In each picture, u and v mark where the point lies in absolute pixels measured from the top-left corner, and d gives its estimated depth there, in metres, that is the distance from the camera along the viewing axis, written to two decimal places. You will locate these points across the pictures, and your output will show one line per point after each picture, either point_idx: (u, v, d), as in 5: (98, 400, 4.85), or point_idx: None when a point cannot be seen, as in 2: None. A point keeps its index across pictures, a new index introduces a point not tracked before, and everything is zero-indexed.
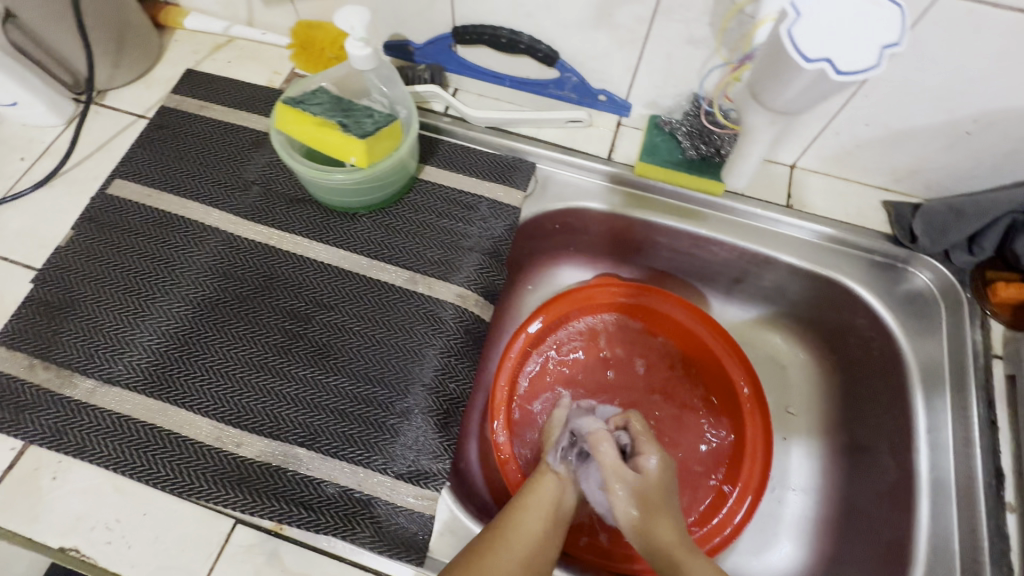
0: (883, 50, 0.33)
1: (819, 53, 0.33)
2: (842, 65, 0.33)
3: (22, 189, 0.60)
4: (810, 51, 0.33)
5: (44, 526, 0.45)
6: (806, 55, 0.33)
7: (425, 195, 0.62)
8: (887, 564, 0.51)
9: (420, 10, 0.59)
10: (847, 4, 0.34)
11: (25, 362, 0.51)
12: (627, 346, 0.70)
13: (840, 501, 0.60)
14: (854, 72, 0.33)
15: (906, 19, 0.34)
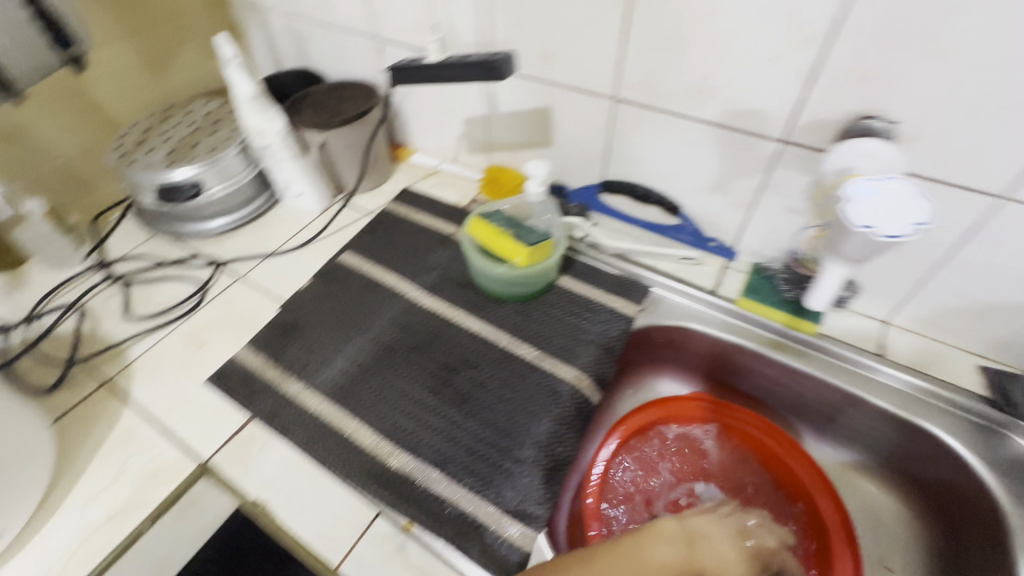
0: (915, 226, 0.48)
1: (866, 222, 0.49)
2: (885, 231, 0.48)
3: (286, 248, 0.86)
4: (860, 220, 0.49)
5: (249, 479, 0.60)
6: (857, 222, 0.49)
7: (559, 296, 0.78)
8: None
9: (580, 167, 0.82)
10: (892, 194, 0.50)
11: (261, 361, 0.71)
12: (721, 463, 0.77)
13: None
14: (896, 235, 0.48)
15: (932, 208, 0.49)
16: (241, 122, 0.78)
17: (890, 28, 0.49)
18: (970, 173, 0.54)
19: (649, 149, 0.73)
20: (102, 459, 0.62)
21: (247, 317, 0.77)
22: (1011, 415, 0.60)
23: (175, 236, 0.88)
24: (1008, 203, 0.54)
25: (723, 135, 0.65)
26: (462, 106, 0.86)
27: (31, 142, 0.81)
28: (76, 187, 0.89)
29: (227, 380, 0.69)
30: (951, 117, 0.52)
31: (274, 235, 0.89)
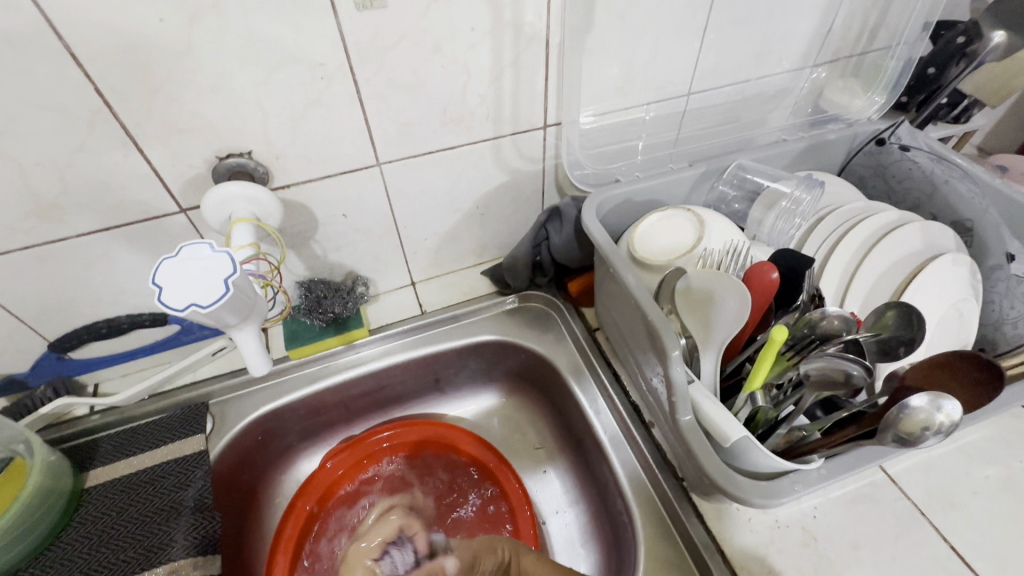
0: (227, 280, 0.37)
1: (183, 301, 0.35)
2: (206, 301, 0.36)
3: None
4: (177, 302, 0.35)
5: None
6: (175, 307, 0.35)
7: (100, 497, 0.60)
8: (621, 526, 0.62)
9: (7, 348, 0.62)
10: (191, 261, 0.37)
11: None
12: (399, 476, 0.74)
13: (585, 503, 0.70)
14: (217, 302, 0.36)
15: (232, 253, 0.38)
16: None
17: (150, 80, 0.47)
18: (341, 159, 0.59)
19: (64, 285, 0.58)
20: None
21: None
22: (507, 292, 0.78)
23: None
24: (383, 166, 0.62)
25: (122, 234, 0.57)
26: None
27: None
28: None
29: None
30: (282, 128, 0.54)
31: None
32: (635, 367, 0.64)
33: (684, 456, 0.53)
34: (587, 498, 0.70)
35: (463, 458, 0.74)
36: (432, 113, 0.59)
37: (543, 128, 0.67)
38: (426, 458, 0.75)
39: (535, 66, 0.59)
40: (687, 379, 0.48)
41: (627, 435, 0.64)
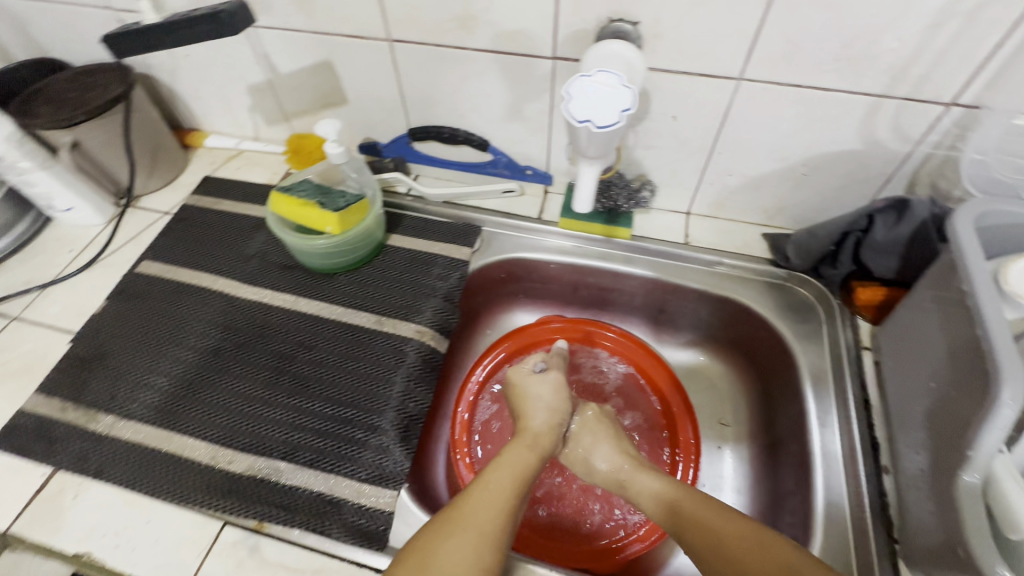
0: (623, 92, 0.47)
1: (604, 119, 0.48)
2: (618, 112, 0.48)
3: (72, 270, 0.75)
4: (600, 121, 0.48)
5: (65, 534, 0.53)
6: (602, 125, 0.48)
7: (391, 256, 0.76)
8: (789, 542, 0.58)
9: (383, 119, 0.79)
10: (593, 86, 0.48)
11: (58, 405, 0.62)
12: (590, 371, 0.79)
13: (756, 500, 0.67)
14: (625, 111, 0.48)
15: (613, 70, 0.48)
16: None
17: None
18: (708, 60, 0.58)
19: (441, 88, 0.71)
20: None
21: (33, 359, 0.66)
22: (782, 266, 0.72)
23: None
24: (743, 82, 0.59)
25: (501, 61, 0.66)
26: (238, 72, 0.78)
27: None
28: None
29: (21, 435, 0.59)
30: (677, 9, 0.55)
31: (47, 263, 0.76)
32: (902, 408, 0.55)
33: (934, 526, 0.46)
34: (755, 494, 0.67)
35: (654, 393, 0.76)
36: (832, 41, 0.53)
37: (945, 105, 0.55)
38: (620, 371, 0.78)
39: (994, 26, 0.48)
40: (998, 450, 0.40)
41: (848, 466, 0.57)
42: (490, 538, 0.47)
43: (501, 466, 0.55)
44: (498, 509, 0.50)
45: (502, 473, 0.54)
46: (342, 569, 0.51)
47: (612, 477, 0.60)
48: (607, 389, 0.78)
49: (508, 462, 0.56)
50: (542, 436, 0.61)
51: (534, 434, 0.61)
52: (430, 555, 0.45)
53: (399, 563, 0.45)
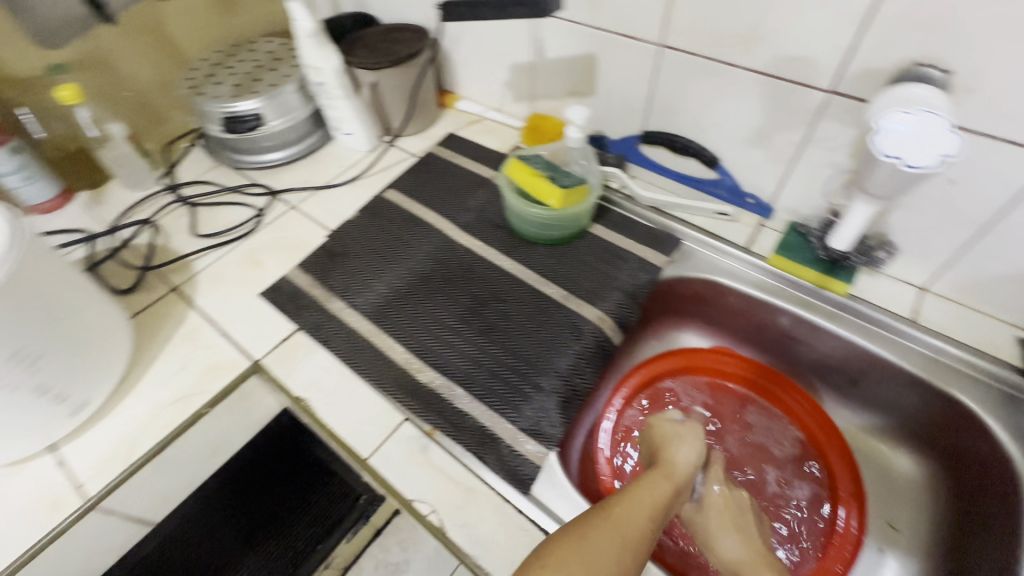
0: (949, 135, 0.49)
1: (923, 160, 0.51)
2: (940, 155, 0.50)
3: (338, 182, 0.92)
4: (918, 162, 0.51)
5: (294, 378, 0.67)
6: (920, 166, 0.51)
7: (590, 242, 0.81)
8: None
9: (621, 117, 0.83)
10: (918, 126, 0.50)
11: (309, 281, 0.77)
12: (752, 418, 0.79)
13: None
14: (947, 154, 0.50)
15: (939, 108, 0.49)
16: (303, 58, 0.83)
17: None
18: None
19: (691, 100, 0.73)
20: (167, 354, 0.69)
21: (300, 240, 0.83)
22: None
23: (235, 164, 0.96)
24: None
25: (768, 84, 0.65)
26: (508, 51, 0.88)
27: (122, 65, 0.89)
28: (152, 108, 0.96)
29: (282, 294, 0.75)
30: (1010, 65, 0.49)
31: (323, 171, 0.94)
32: None
33: None
34: None
35: (819, 462, 0.73)
36: None
37: None
38: (786, 426, 0.77)
39: None
40: None
41: None
42: (635, 542, 0.48)
43: (644, 490, 0.55)
44: (643, 521, 0.50)
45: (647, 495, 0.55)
46: (488, 496, 0.56)
47: (734, 565, 0.58)
48: (765, 440, 0.78)
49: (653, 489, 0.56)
50: (676, 470, 0.61)
51: (671, 469, 0.61)
52: (582, 537, 0.46)
53: (549, 540, 0.47)
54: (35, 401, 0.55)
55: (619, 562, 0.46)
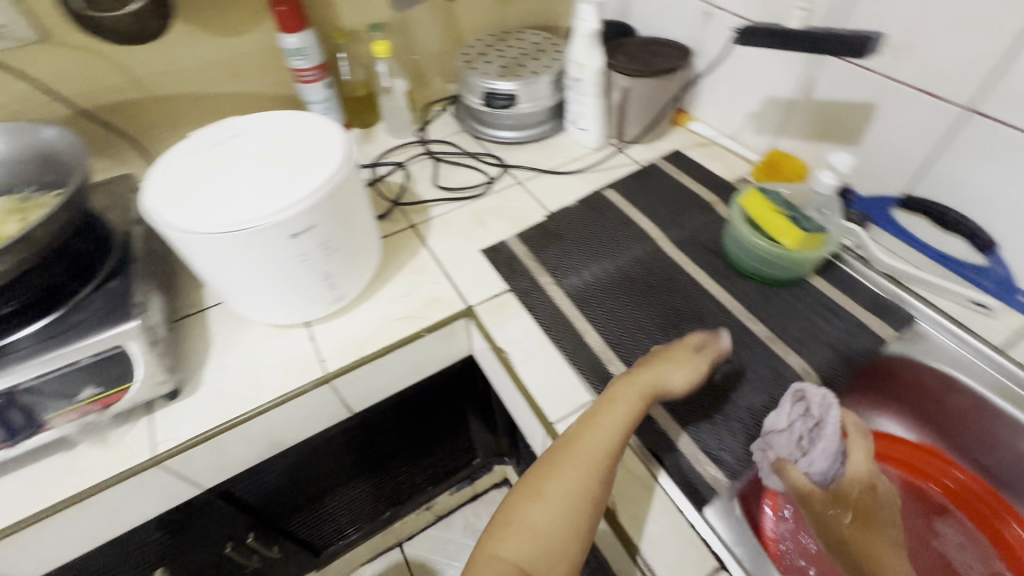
0: None
1: None
2: None
3: (563, 170, 0.99)
4: None
5: (500, 331, 0.74)
6: None
7: (807, 291, 0.77)
8: None
9: (881, 173, 0.78)
10: None
11: (525, 251, 0.84)
12: (945, 533, 0.71)
13: None
14: None
15: None
16: (570, 53, 0.92)
17: None
18: None
19: (982, 173, 0.66)
20: (401, 277, 0.81)
21: (521, 213, 0.91)
22: None
23: (477, 134, 1.08)
24: None
25: None
26: (769, 85, 0.87)
27: (416, 32, 1.06)
28: (424, 73, 1.12)
29: (499, 255, 0.83)
30: None
31: (551, 158, 1.01)
32: None
33: None
34: None
35: None
36: None
37: None
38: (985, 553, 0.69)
39: None
40: None
41: None
42: (595, 471, 0.52)
43: (611, 409, 0.57)
44: (604, 445, 0.54)
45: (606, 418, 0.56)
46: (660, 498, 0.58)
47: None
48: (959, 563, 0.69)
49: (613, 407, 0.57)
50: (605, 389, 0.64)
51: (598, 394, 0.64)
52: (540, 484, 0.51)
53: (515, 491, 0.52)
54: (319, 281, 0.68)
55: (581, 494, 0.51)
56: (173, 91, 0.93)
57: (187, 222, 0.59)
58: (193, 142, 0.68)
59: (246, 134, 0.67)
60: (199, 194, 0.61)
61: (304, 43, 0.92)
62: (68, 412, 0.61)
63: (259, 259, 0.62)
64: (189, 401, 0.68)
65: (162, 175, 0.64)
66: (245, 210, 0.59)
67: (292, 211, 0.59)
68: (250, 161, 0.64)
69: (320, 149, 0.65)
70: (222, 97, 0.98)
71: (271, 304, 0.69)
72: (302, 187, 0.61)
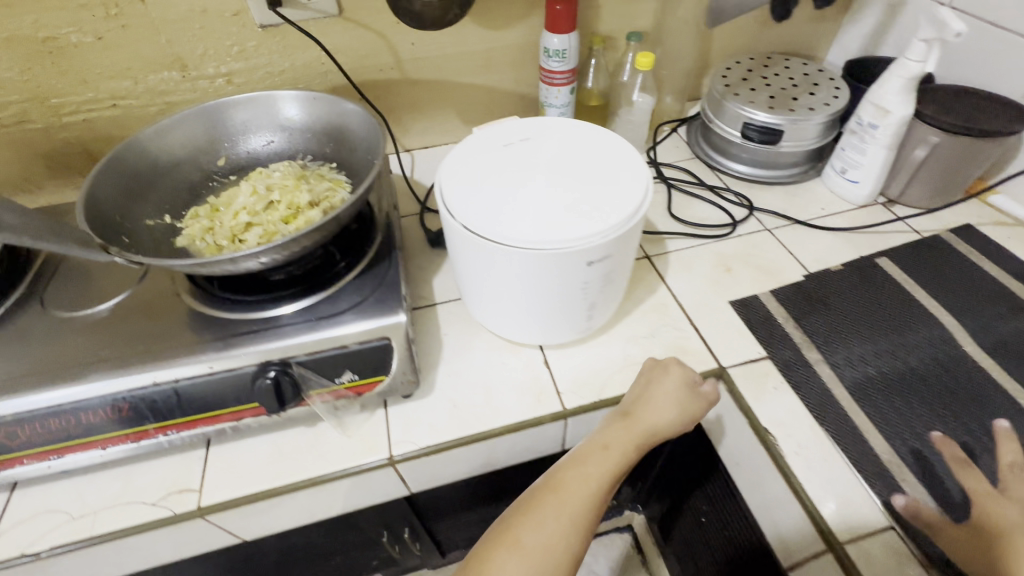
0: None
1: None
2: None
3: (820, 225, 0.86)
4: None
5: (761, 406, 0.64)
6: None
7: None
8: None
9: None
10: None
11: (784, 315, 0.73)
12: None
13: None
14: None
15: None
16: (871, 94, 0.79)
17: None
18: None
19: None
20: (639, 315, 0.74)
21: (774, 267, 0.80)
22: None
23: (712, 164, 0.97)
24: None
25: None
26: None
27: (668, 47, 0.98)
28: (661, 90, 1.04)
29: (753, 314, 0.73)
30: None
31: (804, 207, 0.89)
32: None
33: None
34: None
35: None
36: None
37: None
38: None
39: None
40: None
41: None
42: (575, 510, 0.50)
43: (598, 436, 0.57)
44: (588, 478, 0.53)
45: (573, 468, 0.54)
46: None
47: None
48: None
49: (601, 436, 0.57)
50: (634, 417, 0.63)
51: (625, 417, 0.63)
52: (521, 531, 0.49)
53: (490, 537, 0.50)
54: (582, 311, 0.62)
55: (561, 536, 0.49)
56: (425, 77, 0.93)
57: (490, 229, 0.55)
58: (483, 142, 0.65)
59: (539, 144, 0.64)
60: (500, 201, 0.57)
61: (567, 45, 0.87)
62: (325, 393, 0.60)
63: (544, 280, 0.57)
64: (422, 404, 0.65)
65: (455, 171, 0.61)
66: (552, 227, 0.54)
67: (602, 239, 0.54)
68: (549, 174, 0.60)
69: (622, 173, 0.60)
70: (465, 88, 0.97)
71: (521, 323, 0.65)
72: (611, 212, 0.55)
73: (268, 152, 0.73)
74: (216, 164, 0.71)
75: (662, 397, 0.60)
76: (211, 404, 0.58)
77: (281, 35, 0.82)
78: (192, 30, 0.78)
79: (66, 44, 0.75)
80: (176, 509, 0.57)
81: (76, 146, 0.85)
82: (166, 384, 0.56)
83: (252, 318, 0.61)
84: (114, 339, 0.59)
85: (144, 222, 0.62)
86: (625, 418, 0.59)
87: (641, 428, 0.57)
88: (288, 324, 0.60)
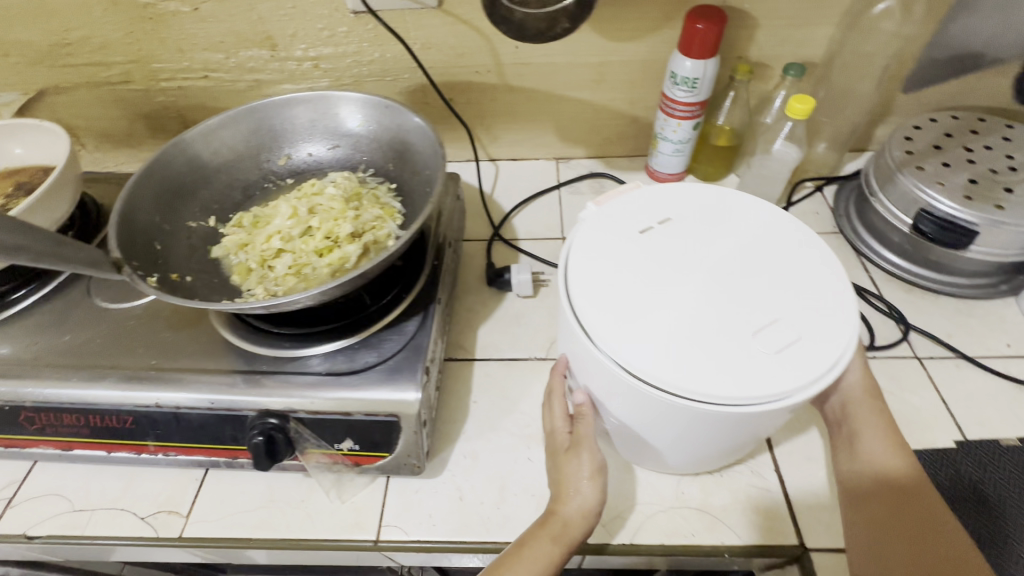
0: None
1: None
2: None
3: (997, 369, 0.63)
4: None
5: None
6: None
7: None
8: None
9: None
10: None
11: None
12: None
13: None
14: None
15: None
16: None
17: None
18: None
19: None
20: None
21: (913, 418, 0.59)
22: None
23: (858, 247, 0.75)
24: None
25: None
26: None
27: (838, 86, 0.76)
28: (815, 137, 0.82)
29: None
30: None
31: (980, 337, 0.66)
32: None
33: None
34: None
35: None
36: None
37: None
38: None
39: None
40: None
41: None
42: None
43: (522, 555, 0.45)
44: None
45: None
46: None
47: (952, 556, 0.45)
48: None
49: (525, 556, 0.45)
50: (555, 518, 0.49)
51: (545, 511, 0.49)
52: None
53: None
54: (728, 452, 0.49)
55: None
56: (525, 84, 0.81)
57: (658, 375, 0.40)
58: (612, 225, 0.49)
59: (695, 233, 0.49)
60: (664, 323, 0.43)
61: (701, 73, 0.70)
62: (321, 454, 0.54)
63: (710, 429, 0.44)
64: (428, 484, 0.57)
65: (586, 269, 0.46)
66: (742, 374, 0.40)
67: (816, 389, 0.40)
68: (723, 283, 0.45)
69: (815, 282, 0.45)
70: (568, 102, 0.83)
71: (640, 449, 0.52)
72: (823, 345, 0.41)
73: (329, 157, 0.67)
74: (275, 164, 0.66)
75: (574, 480, 0.48)
76: (211, 439, 0.54)
77: (373, 23, 0.73)
78: (284, 9, 0.72)
79: (165, 12, 0.73)
80: (160, 531, 0.55)
81: (171, 110, 0.85)
82: (168, 408, 0.53)
83: (264, 355, 0.56)
84: (134, 344, 0.57)
85: (186, 224, 0.59)
86: (543, 521, 0.47)
87: (570, 526, 0.47)
88: (298, 372, 0.54)
